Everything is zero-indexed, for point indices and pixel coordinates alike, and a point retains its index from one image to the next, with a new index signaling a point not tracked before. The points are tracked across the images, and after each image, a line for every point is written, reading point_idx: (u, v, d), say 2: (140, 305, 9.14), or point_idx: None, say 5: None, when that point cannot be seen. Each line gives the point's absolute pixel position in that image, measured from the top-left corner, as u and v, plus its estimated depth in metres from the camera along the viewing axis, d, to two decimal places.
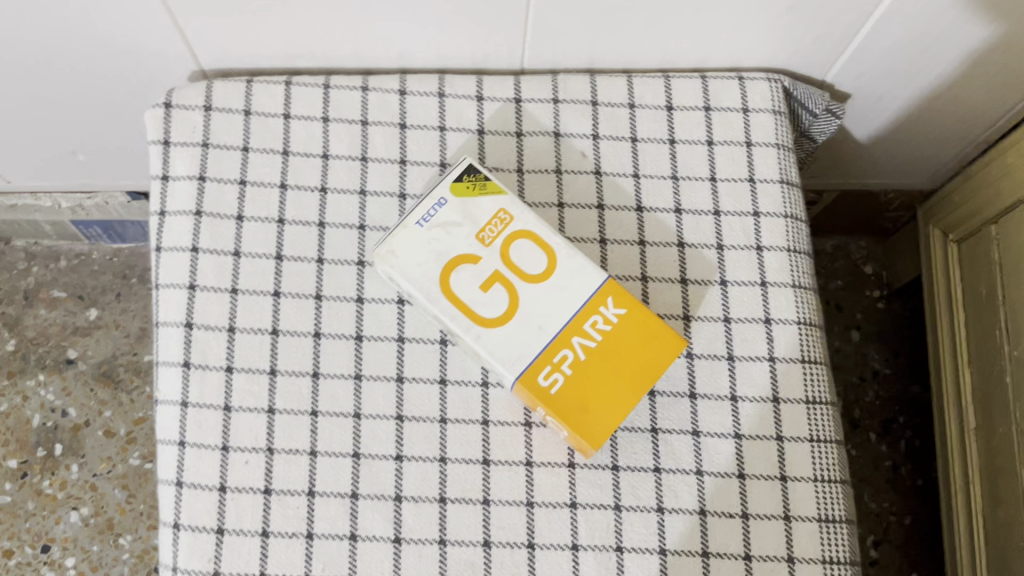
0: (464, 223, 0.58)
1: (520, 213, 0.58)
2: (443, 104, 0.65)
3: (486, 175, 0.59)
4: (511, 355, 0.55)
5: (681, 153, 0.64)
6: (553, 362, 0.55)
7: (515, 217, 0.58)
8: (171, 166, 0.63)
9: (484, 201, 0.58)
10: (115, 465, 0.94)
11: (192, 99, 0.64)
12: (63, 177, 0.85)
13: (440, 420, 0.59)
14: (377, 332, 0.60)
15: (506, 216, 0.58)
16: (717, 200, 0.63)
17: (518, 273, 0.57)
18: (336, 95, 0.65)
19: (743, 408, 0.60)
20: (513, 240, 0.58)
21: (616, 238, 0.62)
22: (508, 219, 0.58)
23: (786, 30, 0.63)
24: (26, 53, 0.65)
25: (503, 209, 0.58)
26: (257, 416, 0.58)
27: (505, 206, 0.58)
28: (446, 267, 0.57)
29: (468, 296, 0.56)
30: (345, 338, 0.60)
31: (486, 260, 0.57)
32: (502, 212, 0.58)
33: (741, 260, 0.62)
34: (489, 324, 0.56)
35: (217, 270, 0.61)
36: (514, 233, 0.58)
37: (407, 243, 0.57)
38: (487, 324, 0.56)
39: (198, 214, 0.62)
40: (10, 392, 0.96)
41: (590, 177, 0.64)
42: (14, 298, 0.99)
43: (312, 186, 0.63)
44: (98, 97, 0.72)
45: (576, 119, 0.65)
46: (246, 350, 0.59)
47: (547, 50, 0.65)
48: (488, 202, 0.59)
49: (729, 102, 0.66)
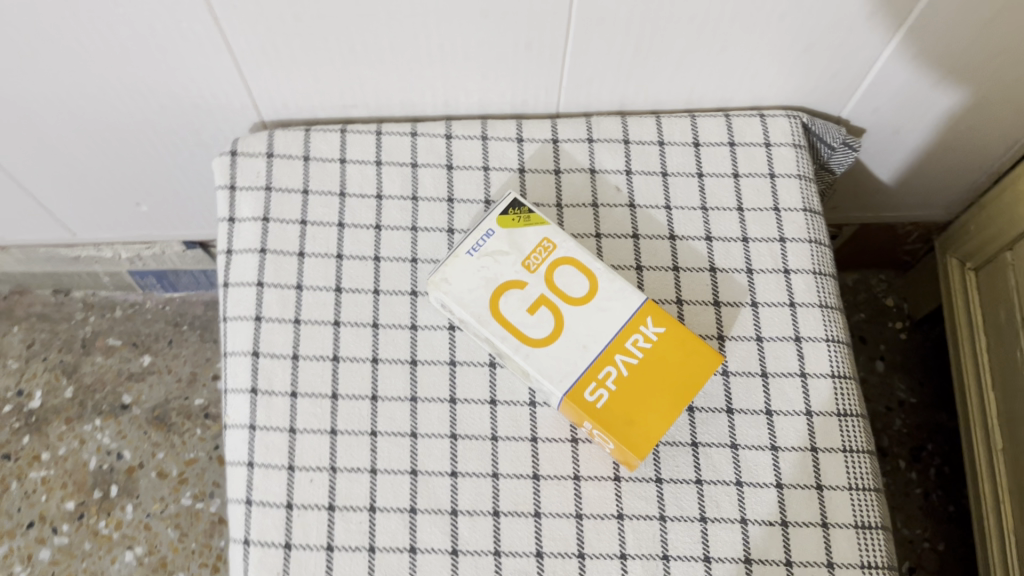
0: (510, 251, 0.62)
1: (562, 241, 0.63)
2: (486, 146, 0.70)
3: (530, 208, 0.64)
4: (558, 372, 0.59)
5: (709, 185, 0.69)
6: (598, 378, 0.59)
7: (558, 245, 0.63)
8: (237, 209, 0.68)
9: (528, 231, 0.63)
10: (167, 505, 0.98)
11: (256, 147, 0.69)
12: (125, 228, 0.90)
13: (491, 438, 0.62)
14: (431, 357, 0.64)
15: (549, 244, 0.63)
16: (745, 228, 0.68)
17: (562, 296, 0.61)
18: (387, 140, 0.70)
19: (778, 421, 0.63)
20: (557, 266, 0.62)
21: (651, 264, 0.67)
22: (551, 246, 0.63)
23: (803, 69, 0.68)
24: (104, 107, 0.71)
25: (547, 238, 0.63)
26: (320, 437, 0.62)
27: (548, 236, 0.63)
28: (495, 292, 0.61)
29: (516, 319, 0.61)
30: (401, 363, 0.64)
31: (532, 285, 0.61)
32: (545, 241, 0.63)
33: (770, 282, 0.66)
34: (537, 344, 0.60)
35: (281, 302, 0.65)
36: (558, 260, 0.62)
37: (458, 271, 0.62)
38: (535, 344, 0.60)
39: (262, 251, 0.67)
40: (67, 436, 1.00)
41: (625, 210, 0.68)
42: (72, 346, 1.04)
43: (367, 223, 0.68)
44: (164, 149, 0.78)
45: (609, 157, 0.70)
46: (309, 375, 0.64)
47: (582, 95, 0.71)
48: (532, 232, 0.63)
49: (752, 138, 0.70)
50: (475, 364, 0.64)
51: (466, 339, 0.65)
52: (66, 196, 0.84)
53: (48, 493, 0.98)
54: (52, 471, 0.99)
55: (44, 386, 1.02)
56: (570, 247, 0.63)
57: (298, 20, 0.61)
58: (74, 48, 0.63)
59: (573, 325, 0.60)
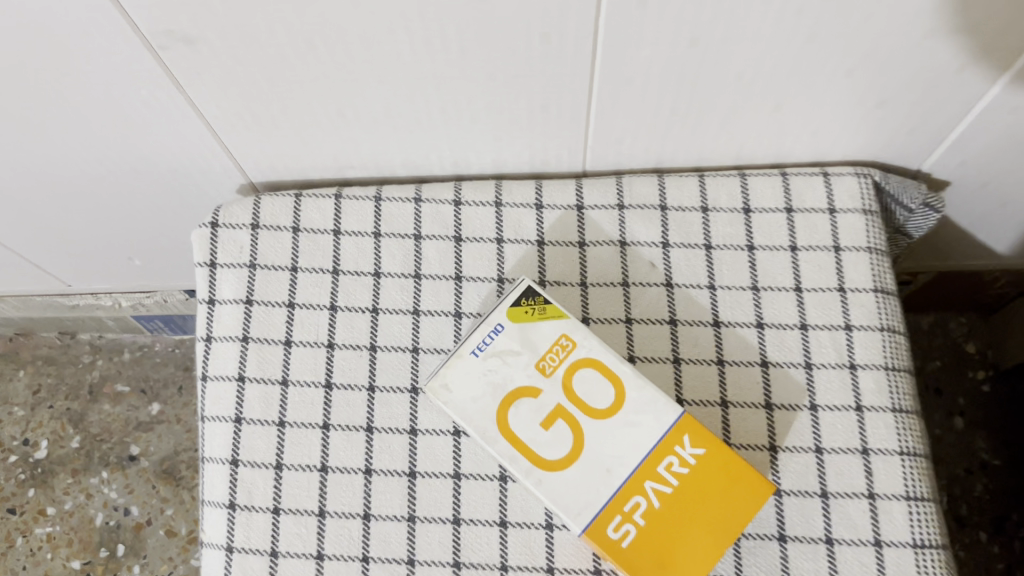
0: (522, 351, 0.53)
1: (583, 339, 0.53)
2: (500, 214, 0.60)
3: (546, 298, 0.55)
4: (576, 502, 0.50)
5: (761, 261, 0.59)
6: (624, 511, 0.50)
7: (578, 344, 0.53)
8: (218, 289, 0.60)
9: (543, 326, 0.54)
10: (176, 567, 0.92)
11: (240, 216, 0.61)
12: (121, 280, 0.83)
13: (500, 568, 0.54)
14: (432, 467, 0.56)
15: (568, 342, 0.53)
16: (803, 314, 0.57)
17: (582, 407, 0.52)
18: (387, 208, 0.61)
19: (841, 553, 0.53)
20: (576, 369, 0.53)
21: (691, 357, 0.57)
22: (570, 345, 0.53)
23: (877, 123, 0.57)
24: (74, 171, 0.63)
25: (565, 335, 0.53)
26: (305, 563, 0.54)
27: (567, 332, 0.54)
28: (504, 402, 0.52)
29: (528, 435, 0.51)
30: (399, 477, 0.56)
31: (547, 393, 0.52)
32: (564, 338, 0.53)
33: (834, 380, 0.56)
34: (552, 467, 0.51)
35: (264, 401, 0.57)
36: (578, 361, 0.53)
37: (461, 374, 0.52)
38: (550, 466, 0.51)
39: (244, 340, 0.59)
40: (73, 490, 0.95)
41: (661, 290, 0.58)
42: (79, 392, 0.98)
43: (363, 306, 0.59)
44: (150, 209, 0.70)
45: (643, 226, 0.59)
46: (293, 488, 0.56)
47: (612, 152, 0.61)
48: (549, 327, 0.54)
49: (813, 202, 0.60)
50: (483, 478, 0.55)
51: (473, 447, 0.56)
52: (52, 252, 0.77)
53: (53, 551, 0.93)
54: (57, 527, 0.94)
55: (50, 435, 0.97)
56: (593, 345, 0.53)
57: (273, 83, 0.52)
58: (27, 116, 0.55)
59: (595, 443, 0.51)
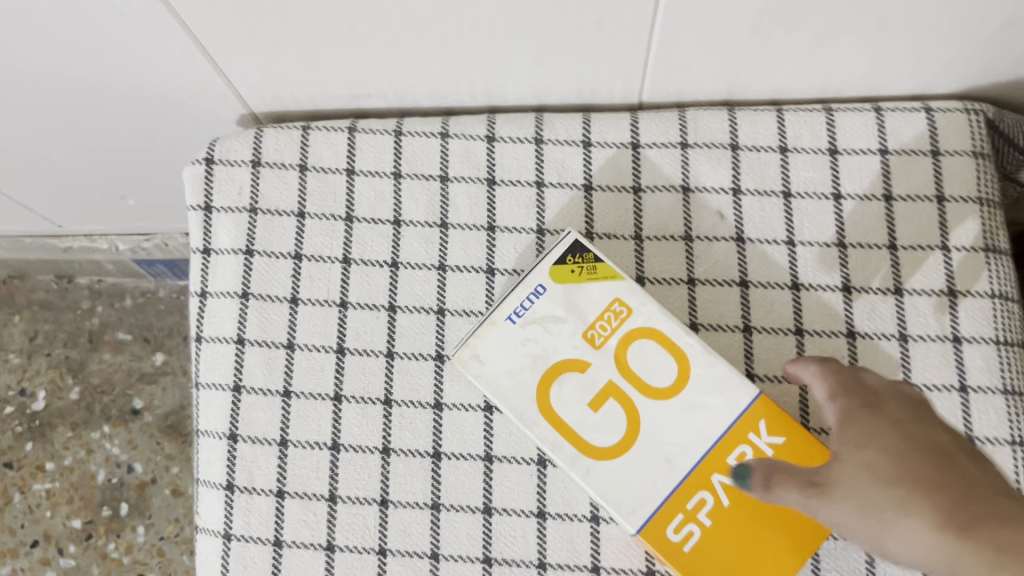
0: (568, 318, 0.45)
1: (640, 304, 0.45)
2: (541, 153, 0.52)
3: (597, 254, 0.46)
4: (630, 498, 0.43)
5: (850, 213, 0.50)
6: (687, 509, 0.43)
7: (634, 310, 0.45)
8: (214, 237, 0.52)
9: (594, 288, 0.45)
10: (183, 528, 0.86)
11: (239, 152, 0.52)
12: (115, 221, 0.75)
13: (538, 565, 0.47)
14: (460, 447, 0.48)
15: (622, 308, 0.45)
16: (898, 276, 0.49)
17: (639, 385, 0.44)
18: (409, 144, 0.52)
19: None
20: (632, 341, 0.45)
21: (764, 324, 0.49)
22: (625, 312, 0.45)
23: (1000, 49, 0.47)
24: (48, 100, 0.55)
25: (619, 299, 0.45)
26: (314, 555, 0.48)
27: (622, 296, 0.45)
28: (545, 377, 0.44)
29: (574, 416, 0.44)
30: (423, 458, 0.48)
31: (596, 367, 0.44)
32: (617, 302, 0.45)
33: (934, 355, 0.48)
34: (601, 455, 0.43)
35: (266, 368, 0.50)
36: (634, 331, 0.45)
37: (495, 344, 0.44)
38: (599, 455, 0.43)
39: (244, 297, 0.51)
40: (73, 444, 0.89)
41: (730, 245, 0.50)
42: (78, 340, 0.91)
43: (381, 260, 0.51)
44: (140, 143, 0.61)
45: (710, 170, 0.51)
46: (299, 468, 0.48)
47: (675, 81, 0.51)
48: (600, 289, 0.45)
49: (914, 143, 0.50)
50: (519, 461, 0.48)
51: (506, 425, 0.48)
52: (36, 189, 0.69)
53: (53, 509, 0.87)
54: (57, 484, 0.88)
55: (48, 385, 0.90)
56: (653, 312, 0.45)
57: None
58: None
59: (654, 428, 0.43)
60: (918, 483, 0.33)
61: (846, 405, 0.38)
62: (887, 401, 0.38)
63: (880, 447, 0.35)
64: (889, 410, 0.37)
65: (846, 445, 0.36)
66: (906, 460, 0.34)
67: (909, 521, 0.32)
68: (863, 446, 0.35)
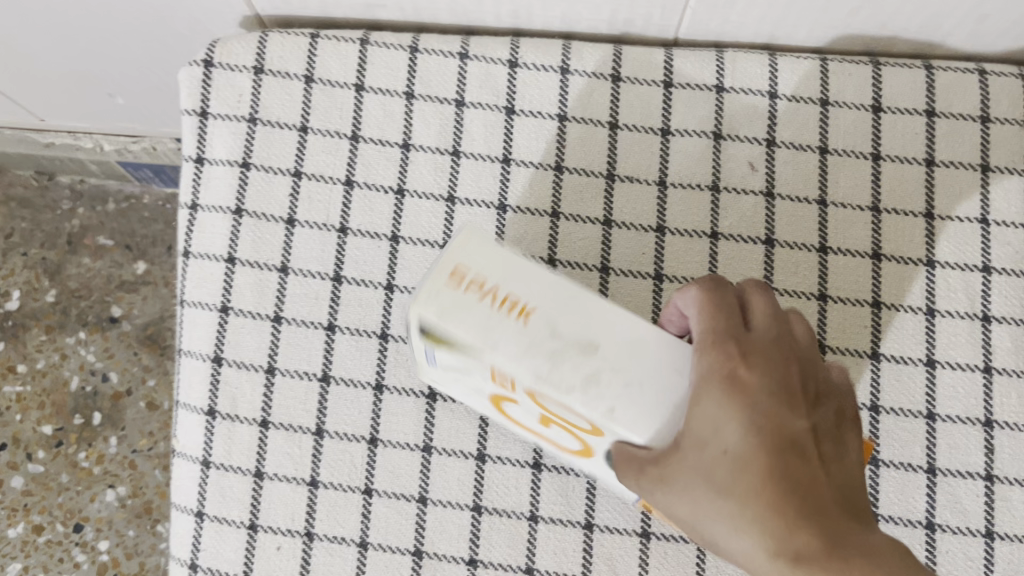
0: (470, 370, 0.37)
1: (513, 370, 0.35)
2: (566, 84, 0.48)
3: (449, 319, 0.35)
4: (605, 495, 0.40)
5: (888, 177, 0.47)
6: None
7: (513, 378, 0.35)
8: (209, 146, 0.48)
9: (467, 351, 0.36)
10: (156, 443, 0.85)
11: (241, 56, 0.48)
12: (102, 120, 0.71)
13: (529, 518, 0.45)
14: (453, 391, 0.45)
15: (519, 302, 0.35)
16: (932, 247, 0.46)
17: (568, 424, 0.37)
18: (424, 63, 0.48)
19: (943, 542, 0.44)
20: (529, 399, 0.36)
21: (786, 287, 0.46)
22: (506, 379, 0.36)
23: None
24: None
25: (504, 322, 0.35)
26: (296, 489, 0.45)
27: (494, 362, 0.35)
28: (491, 400, 0.40)
29: (530, 424, 0.40)
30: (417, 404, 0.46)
31: (521, 404, 0.37)
32: (512, 293, 0.35)
33: (961, 332, 0.45)
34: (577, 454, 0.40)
35: (258, 290, 0.47)
36: (526, 393, 0.36)
37: (431, 358, 0.39)
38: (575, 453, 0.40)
39: (238, 213, 0.47)
40: (47, 348, 0.86)
41: (759, 199, 0.47)
42: (57, 242, 0.87)
43: (387, 185, 0.48)
44: (132, 37, 0.57)
45: (746, 118, 0.48)
46: (286, 398, 0.46)
47: (717, 19, 0.47)
48: (471, 354, 0.36)
49: (963, 107, 0.47)
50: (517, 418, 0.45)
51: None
52: (18, 78, 0.64)
53: (23, 413, 0.85)
54: (28, 387, 0.85)
55: (22, 286, 0.87)
56: (557, 329, 0.35)
57: None
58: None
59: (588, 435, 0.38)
60: (761, 483, 0.33)
61: (710, 370, 0.34)
62: (759, 370, 0.35)
63: (726, 441, 0.34)
64: (751, 389, 0.34)
65: (696, 426, 0.34)
66: (761, 476, 0.34)
67: (730, 525, 0.34)
68: (709, 442, 0.34)
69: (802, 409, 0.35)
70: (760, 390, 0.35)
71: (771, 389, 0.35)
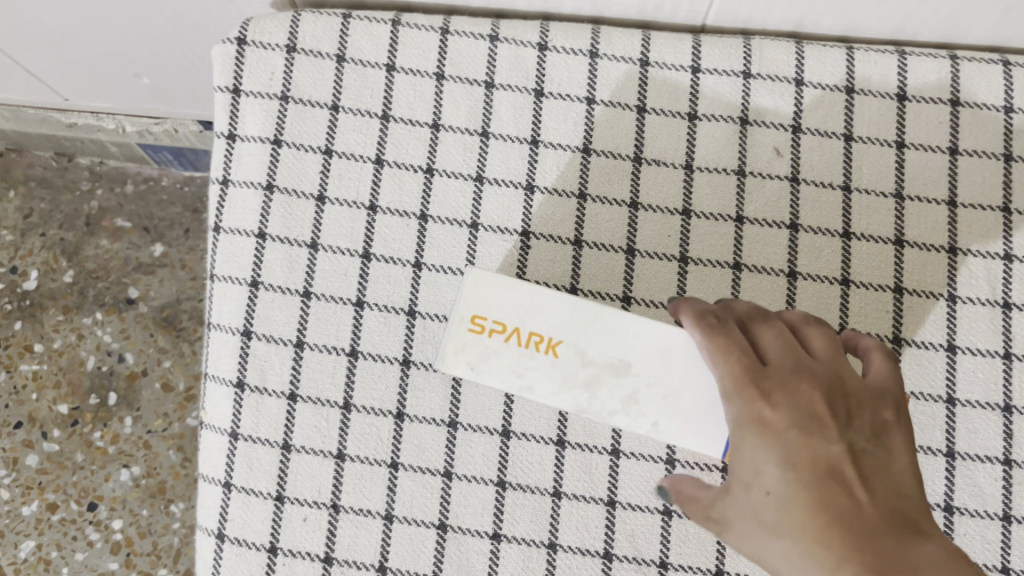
0: None
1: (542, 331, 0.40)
2: (595, 68, 0.49)
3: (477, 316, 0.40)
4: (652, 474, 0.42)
5: (911, 165, 0.47)
6: None
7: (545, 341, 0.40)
8: (240, 122, 0.48)
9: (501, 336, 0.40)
10: (171, 424, 0.85)
11: (273, 34, 0.49)
12: (127, 100, 0.72)
13: (553, 494, 0.46)
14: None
15: (545, 338, 0.40)
16: (954, 234, 0.47)
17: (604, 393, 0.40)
18: (455, 44, 0.49)
19: (960, 524, 0.45)
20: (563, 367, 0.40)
21: (810, 271, 0.47)
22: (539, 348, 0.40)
23: None
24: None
25: (535, 361, 0.40)
26: (323, 462, 0.46)
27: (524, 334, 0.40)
28: None
29: None
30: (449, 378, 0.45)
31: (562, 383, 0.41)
32: (535, 332, 0.40)
33: (982, 319, 0.46)
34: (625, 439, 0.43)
35: (287, 266, 0.47)
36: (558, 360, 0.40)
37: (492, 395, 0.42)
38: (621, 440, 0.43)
39: (269, 189, 0.48)
40: (64, 328, 0.86)
41: (784, 184, 0.48)
42: (75, 223, 0.88)
43: (416, 164, 0.48)
44: (162, 16, 0.57)
45: (772, 104, 0.48)
46: (314, 372, 0.46)
47: (746, 6, 0.48)
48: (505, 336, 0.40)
49: (987, 97, 0.48)
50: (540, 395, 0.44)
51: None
52: (45, 57, 0.65)
53: (39, 392, 0.85)
54: (45, 366, 0.86)
55: (41, 266, 0.87)
56: (585, 360, 0.40)
57: None
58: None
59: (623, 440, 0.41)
60: (804, 517, 0.35)
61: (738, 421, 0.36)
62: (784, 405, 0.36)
63: (767, 484, 0.36)
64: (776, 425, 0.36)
65: (742, 469, 0.37)
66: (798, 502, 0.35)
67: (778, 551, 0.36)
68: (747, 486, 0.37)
69: (833, 429, 0.36)
70: (786, 423, 0.36)
71: (795, 424, 0.36)
